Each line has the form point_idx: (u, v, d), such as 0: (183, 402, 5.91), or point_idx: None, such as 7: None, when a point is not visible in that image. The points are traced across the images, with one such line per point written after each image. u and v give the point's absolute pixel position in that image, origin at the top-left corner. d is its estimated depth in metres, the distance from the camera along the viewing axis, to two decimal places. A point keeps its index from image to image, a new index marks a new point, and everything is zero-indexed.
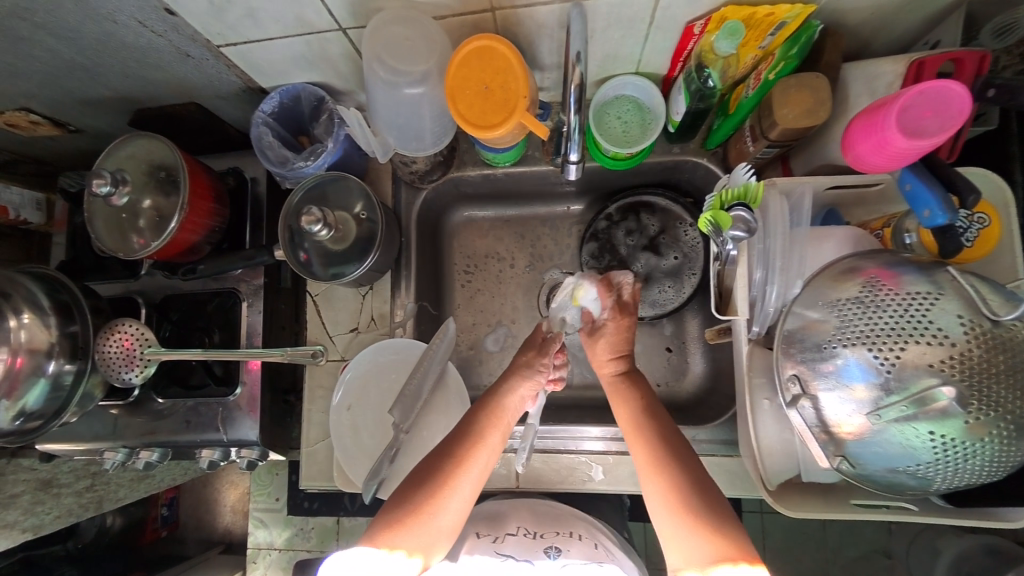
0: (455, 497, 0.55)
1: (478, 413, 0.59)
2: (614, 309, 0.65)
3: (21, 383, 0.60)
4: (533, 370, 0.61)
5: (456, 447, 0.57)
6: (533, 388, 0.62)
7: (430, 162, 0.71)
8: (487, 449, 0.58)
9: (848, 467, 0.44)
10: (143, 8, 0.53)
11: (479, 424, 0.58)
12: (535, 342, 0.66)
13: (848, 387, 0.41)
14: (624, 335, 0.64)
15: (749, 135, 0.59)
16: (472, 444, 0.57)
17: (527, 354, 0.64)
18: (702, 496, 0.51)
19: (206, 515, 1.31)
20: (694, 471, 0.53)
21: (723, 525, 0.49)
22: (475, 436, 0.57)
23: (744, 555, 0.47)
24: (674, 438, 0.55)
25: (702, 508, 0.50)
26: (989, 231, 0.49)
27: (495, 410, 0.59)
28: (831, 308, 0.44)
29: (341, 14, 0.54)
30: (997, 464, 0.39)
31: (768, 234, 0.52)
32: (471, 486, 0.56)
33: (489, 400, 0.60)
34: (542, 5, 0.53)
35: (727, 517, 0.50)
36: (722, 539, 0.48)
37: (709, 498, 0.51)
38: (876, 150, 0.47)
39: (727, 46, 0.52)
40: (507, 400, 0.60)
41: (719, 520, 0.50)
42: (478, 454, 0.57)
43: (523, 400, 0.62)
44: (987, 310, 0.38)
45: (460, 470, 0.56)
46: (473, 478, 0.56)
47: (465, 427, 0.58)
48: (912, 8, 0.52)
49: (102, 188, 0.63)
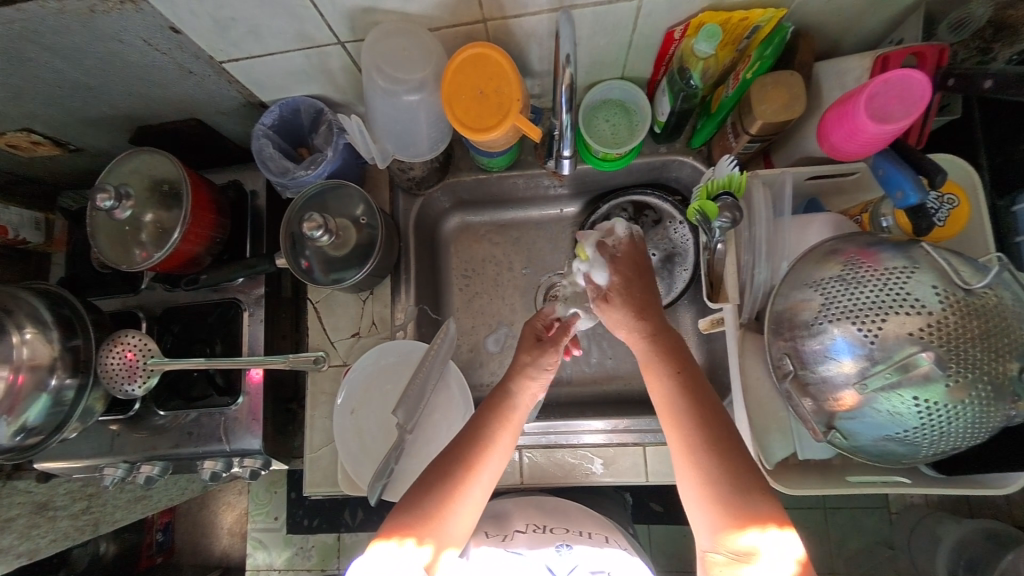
0: (467, 503, 0.55)
1: (487, 417, 0.59)
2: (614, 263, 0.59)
3: (22, 400, 0.61)
4: (538, 369, 0.61)
5: (464, 452, 0.57)
6: (540, 385, 0.62)
7: (427, 169, 0.74)
8: (497, 452, 0.58)
9: (840, 439, 0.46)
10: (149, 28, 0.55)
11: (490, 429, 0.58)
12: (529, 340, 0.64)
13: (837, 362, 0.43)
14: (642, 265, 0.59)
15: (732, 132, 0.63)
16: (483, 454, 0.57)
17: (529, 353, 0.62)
18: (732, 475, 0.48)
19: (202, 539, 1.28)
20: (724, 446, 0.49)
21: (751, 498, 0.47)
22: (484, 442, 0.58)
23: (767, 517, 0.46)
24: (715, 422, 0.50)
25: (738, 494, 0.48)
26: (959, 211, 0.52)
27: (504, 412, 0.59)
28: (816, 287, 0.46)
29: (341, 29, 0.57)
30: (979, 426, 0.42)
31: (753, 222, 0.56)
32: (482, 490, 0.57)
33: (498, 404, 0.60)
34: (532, 15, 0.56)
35: (756, 491, 0.48)
36: (740, 510, 0.47)
37: (742, 475, 0.48)
38: (848, 139, 0.51)
39: (706, 48, 0.54)
40: (517, 400, 0.60)
41: (749, 496, 0.47)
42: (488, 460, 0.57)
43: (531, 398, 0.62)
44: (959, 279, 0.41)
45: (469, 474, 0.56)
46: (483, 484, 0.57)
47: (473, 431, 0.58)
48: (876, 10, 0.56)
49: (105, 203, 0.64)
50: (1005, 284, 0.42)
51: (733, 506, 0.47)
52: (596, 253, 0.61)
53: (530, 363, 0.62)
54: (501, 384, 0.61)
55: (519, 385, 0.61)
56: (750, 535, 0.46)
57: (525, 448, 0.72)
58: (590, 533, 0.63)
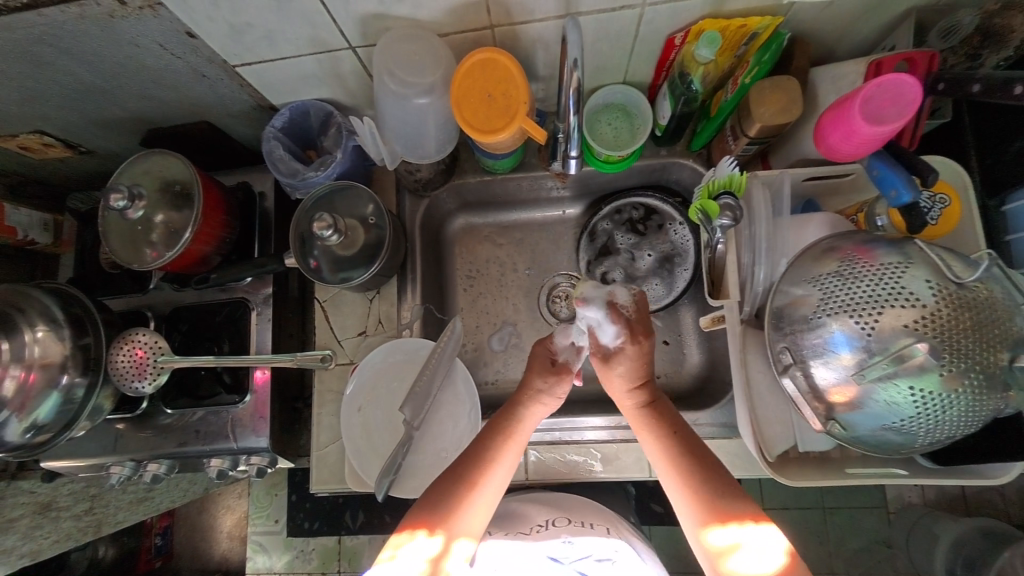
0: (474, 511, 0.57)
1: (491, 436, 0.60)
2: (628, 332, 0.58)
3: (33, 397, 0.61)
4: (551, 397, 0.61)
5: (473, 458, 0.58)
6: (547, 407, 0.62)
7: (433, 170, 0.76)
8: (502, 468, 0.59)
9: (839, 430, 0.47)
10: (166, 32, 0.57)
11: (494, 447, 0.59)
12: (542, 364, 0.62)
13: (835, 356, 0.45)
14: (644, 325, 0.59)
15: (731, 134, 0.65)
16: (485, 467, 0.58)
17: (545, 379, 0.61)
18: (709, 480, 0.54)
19: (201, 543, 1.28)
20: (698, 457, 0.55)
21: (728, 495, 0.53)
22: (491, 456, 0.58)
23: (743, 512, 0.52)
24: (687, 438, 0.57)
25: (715, 496, 0.53)
26: (950, 210, 0.54)
27: (509, 430, 0.60)
28: (814, 283, 0.48)
29: (353, 34, 0.59)
30: (972, 415, 0.43)
31: (753, 220, 0.58)
32: (488, 501, 0.58)
33: (502, 421, 0.61)
34: (539, 21, 0.58)
35: (729, 491, 0.53)
36: (718, 507, 0.53)
37: (716, 481, 0.54)
38: (845, 140, 0.53)
39: (707, 53, 0.56)
40: (524, 420, 0.61)
41: (722, 496, 0.53)
42: (494, 474, 0.58)
43: (536, 420, 0.62)
44: (952, 274, 0.43)
45: (471, 489, 0.57)
46: (489, 495, 0.58)
47: (479, 449, 0.59)
48: (869, 17, 0.58)
49: (118, 203, 0.66)
50: (995, 278, 0.44)
51: (712, 504, 0.53)
52: (608, 319, 0.59)
53: (542, 386, 0.62)
54: (511, 404, 0.62)
55: (528, 408, 0.61)
56: (732, 528, 0.51)
57: (530, 446, 0.73)
58: (593, 524, 0.64)
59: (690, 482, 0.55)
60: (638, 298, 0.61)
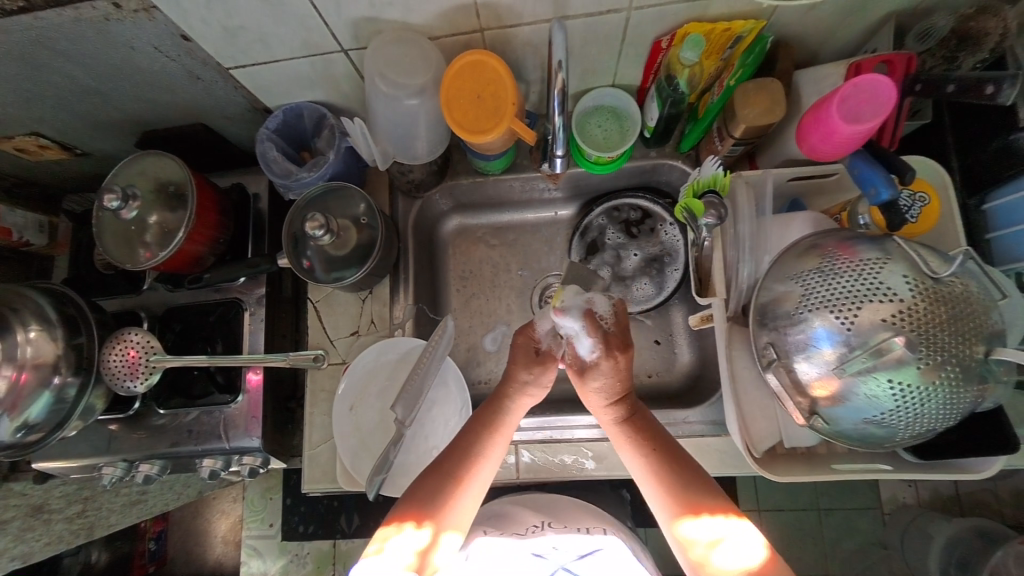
0: (459, 508, 0.57)
1: (478, 433, 0.60)
2: (605, 347, 0.52)
3: (24, 398, 0.62)
4: (540, 386, 0.60)
5: (459, 456, 0.59)
6: (532, 397, 0.61)
7: (425, 171, 0.77)
8: (488, 465, 0.60)
9: (823, 424, 0.48)
10: (161, 35, 0.58)
11: (481, 443, 0.59)
12: (528, 355, 0.58)
13: (817, 351, 0.46)
14: (626, 340, 0.53)
15: (717, 136, 0.66)
16: (470, 463, 0.58)
17: (530, 371, 0.59)
18: (688, 477, 0.55)
19: (194, 548, 1.27)
20: (675, 454, 0.56)
21: (700, 490, 0.54)
22: (476, 452, 0.59)
23: (721, 505, 0.53)
24: (664, 440, 0.57)
25: (697, 492, 0.54)
26: (930, 208, 0.56)
27: (497, 425, 0.60)
28: (797, 280, 0.49)
29: (344, 37, 0.60)
30: (950, 408, 0.44)
31: (737, 219, 0.59)
32: (475, 494, 0.59)
33: (490, 416, 0.60)
34: (527, 25, 0.59)
35: (707, 485, 0.54)
36: (697, 503, 0.53)
37: (696, 477, 0.55)
38: (825, 140, 0.54)
39: (693, 55, 0.58)
40: (510, 415, 0.61)
41: (702, 492, 0.54)
42: (479, 470, 0.59)
43: (522, 414, 0.62)
44: (928, 268, 0.43)
45: (459, 488, 0.57)
46: (474, 492, 0.58)
47: (467, 445, 0.59)
48: (850, 21, 0.60)
49: (113, 203, 0.67)
50: (970, 273, 0.45)
51: (683, 499, 0.54)
52: (585, 332, 0.51)
53: (527, 377, 0.59)
54: (499, 397, 0.61)
55: (515, 401, 0.60)
56: (715, 520, 0.52)
57: (522, 446, 0.74)
58: (588, 529, 0.64)
59: (673, 479, 0.55)
60: (618, 308, 0.54)
